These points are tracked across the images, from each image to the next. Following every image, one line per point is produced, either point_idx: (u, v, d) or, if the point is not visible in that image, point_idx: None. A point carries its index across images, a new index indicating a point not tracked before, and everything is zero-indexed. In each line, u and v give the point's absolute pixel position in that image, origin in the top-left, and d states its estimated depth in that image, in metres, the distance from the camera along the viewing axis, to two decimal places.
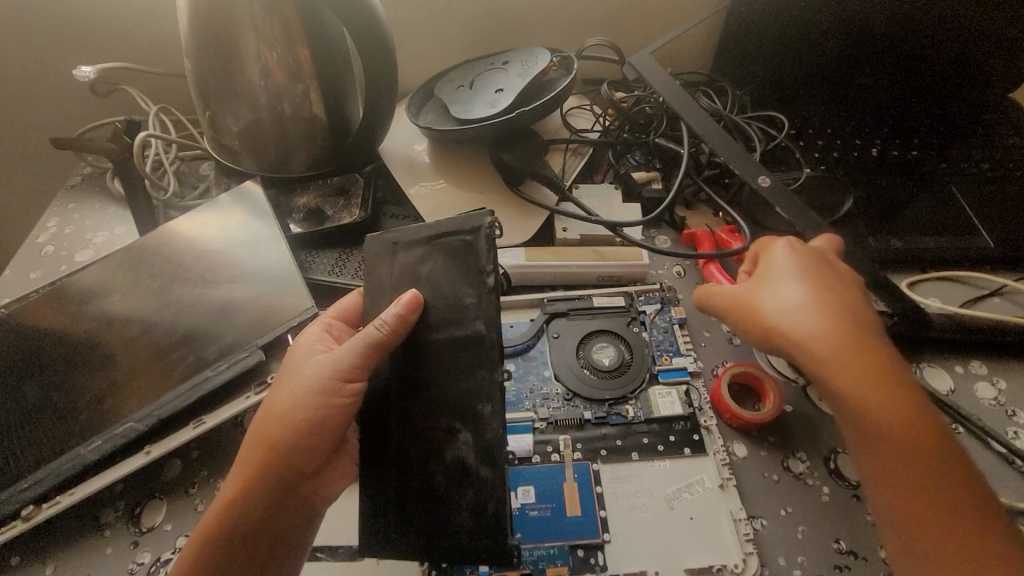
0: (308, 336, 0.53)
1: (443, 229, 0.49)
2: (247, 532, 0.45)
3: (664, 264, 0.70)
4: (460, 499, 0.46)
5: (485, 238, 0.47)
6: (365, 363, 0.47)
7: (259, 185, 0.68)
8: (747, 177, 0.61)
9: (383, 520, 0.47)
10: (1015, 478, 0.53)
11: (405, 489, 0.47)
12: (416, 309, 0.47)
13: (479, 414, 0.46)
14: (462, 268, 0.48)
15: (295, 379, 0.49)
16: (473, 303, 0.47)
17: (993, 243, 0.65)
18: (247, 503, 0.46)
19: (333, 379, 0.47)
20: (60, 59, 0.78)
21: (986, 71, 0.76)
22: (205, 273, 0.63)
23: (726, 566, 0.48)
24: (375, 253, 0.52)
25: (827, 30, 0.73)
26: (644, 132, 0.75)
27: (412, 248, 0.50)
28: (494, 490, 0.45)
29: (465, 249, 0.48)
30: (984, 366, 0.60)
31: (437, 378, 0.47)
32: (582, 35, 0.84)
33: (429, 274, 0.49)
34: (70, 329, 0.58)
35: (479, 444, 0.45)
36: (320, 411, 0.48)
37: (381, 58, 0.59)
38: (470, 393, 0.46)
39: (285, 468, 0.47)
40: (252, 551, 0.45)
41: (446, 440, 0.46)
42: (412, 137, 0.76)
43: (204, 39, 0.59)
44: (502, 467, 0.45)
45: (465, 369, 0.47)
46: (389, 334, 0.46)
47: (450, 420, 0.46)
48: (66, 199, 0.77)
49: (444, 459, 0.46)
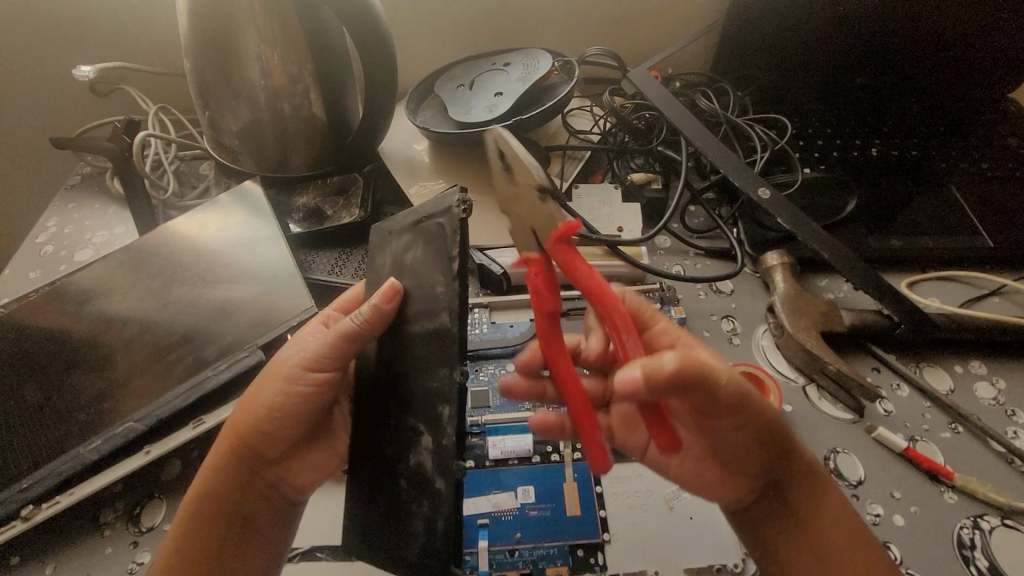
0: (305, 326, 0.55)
1: (424, 210, 0.47)
2: (218, 514, 0.47)
3: (665, 262, 0.70)
4: (418, 507, 0.44)
5: (452, 218, 0.44)
6: (338, 352, 0.49)
7: (259, 185, 0.68)
8: (748, 190, 0.62)
9: (365, 522, 0.47)
10: (1015, 479, 0.53)
11: (378, 486, 0.47)
12: (393, 299, 0.46)
13: (438, 417, 0.43)
14: (435, 251, 0.45)
15: (269, 367, 0.51)
16: (443, 291, 0.44)
17: (994, 243, 0.65)
18: (217, 485, 0.48)
19: (300, 368, 0.49)
20: (59, 59, 0.78)
21: (988, 70, 0.75)
22: (205, 273, 0.63)
23: (725, 566, 0.48)
24: (374, 242, 0.52)
25: (825, 32, 0.73)
26: (646, 140, 0.74)
27: (401, 237, 0.49)
28: (446, 502, 0.42)
29: (438, 232, 0.45)
30: (984, 366, 0.60)
31: (408, 373, 0.46)
32: (582, 34, 0.84)
33: (411, 262, 0.47)
34: (69, 329, 0.58)
35: (438, 454, 0.43)
36: (287, 398, 0.50)
37: (382, 58, 0.59)
38: (432, 393, 0.44)
39: (248, 451, 0.49)
40: (221, 530, 0.47)
41: (412, 442, 0.45)
42: (411, 137, 0.76)
43: (205, 38, 0.59)
44: (453, 477, 0.42)
45: (432, 365, 0.44)
46: (364, 324, 0.47)
47: (417, 422, 0.45)
48: (66, 199, 0.77)
49: (408, 462, 0.45)
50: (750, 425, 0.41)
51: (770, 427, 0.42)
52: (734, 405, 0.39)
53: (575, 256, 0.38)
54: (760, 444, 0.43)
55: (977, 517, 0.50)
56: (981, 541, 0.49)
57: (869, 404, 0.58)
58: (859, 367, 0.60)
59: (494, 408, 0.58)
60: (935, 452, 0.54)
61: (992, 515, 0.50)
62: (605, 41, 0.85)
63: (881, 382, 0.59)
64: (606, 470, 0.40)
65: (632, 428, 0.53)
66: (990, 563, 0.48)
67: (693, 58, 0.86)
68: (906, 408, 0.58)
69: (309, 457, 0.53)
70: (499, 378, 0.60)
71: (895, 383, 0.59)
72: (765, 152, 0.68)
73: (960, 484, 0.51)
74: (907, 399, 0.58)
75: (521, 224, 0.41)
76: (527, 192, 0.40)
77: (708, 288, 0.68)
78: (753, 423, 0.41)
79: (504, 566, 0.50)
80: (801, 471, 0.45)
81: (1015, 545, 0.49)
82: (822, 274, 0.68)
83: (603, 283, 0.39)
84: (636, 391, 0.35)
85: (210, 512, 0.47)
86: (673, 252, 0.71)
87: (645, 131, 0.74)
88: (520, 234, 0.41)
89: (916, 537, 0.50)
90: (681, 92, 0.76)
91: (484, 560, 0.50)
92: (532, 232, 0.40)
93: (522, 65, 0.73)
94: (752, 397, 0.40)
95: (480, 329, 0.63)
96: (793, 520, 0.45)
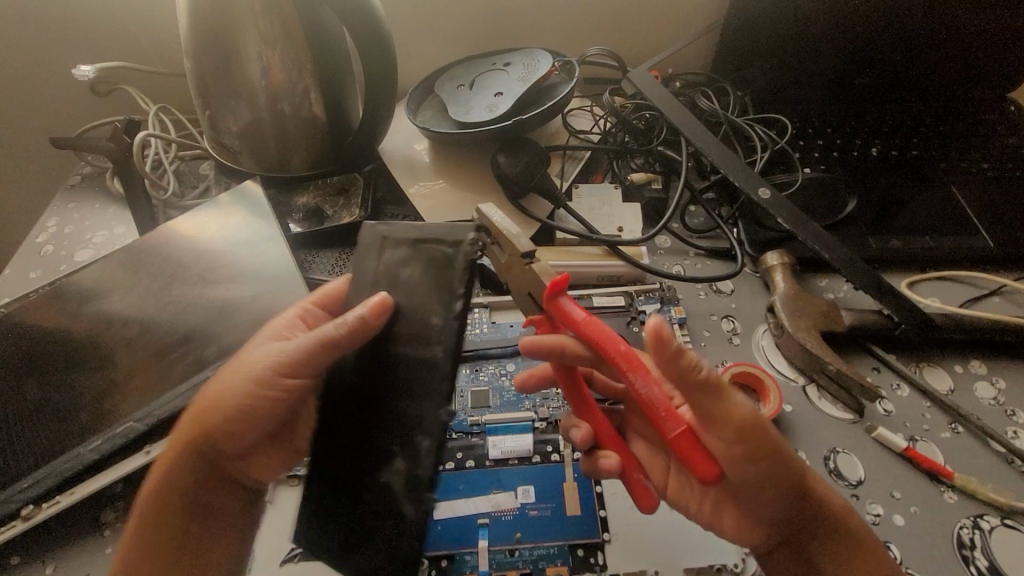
0: (280, 319, 0.53)
1: (430, 233, 0.47)
2: (176, 503, 0.47)
3: (665, 262, 0.70)
4: (380, 525, 0.43)
5: (464, 256, 0.44)
6: (314, 358, 0.47)
7: (259, 185, 0.68)
8: (748, 189, 0.62)
9: (320, 524, 0.45)
10: (1015, 478, 0.53)
11: (338, 498, 0.45)
12: (382, 313, 0.45)
13: (417, 444, 0.42)
14: (437, 281, 0.45)
15: (242, 362, 0.50)
16: (439, 324, 0.44)
17: (994, 242, 0.65)
18: (176, 479, 0.47)
19: (274, 372, 0.48)
20: (59, 59, 0.78)
21: (987, 70, 0.76)
22: (205, 273, 0.63)
23: (726, 566, 0.48)
24: (365, 244, 0.50)
25: (825, 31, 0.73)
26: (646, 140, 0.74)
27: (398, 248, 0.48)
28: (412, 528, 0.42)
29: (445, 262, 0.45)
30: (984, 366, 0.60)
31: (390, 390, 0.44)
32: (580, 34, 0.83)
33: (406, 279, 0.47)
34: (69, 328, 0.58)
35: (412, 479, 0.42)
36: (257, 397, 0.48)
37: (381, 57, 0.59)
38: (412, 421, 0.43)
39: (210, 447, 0.48)
40: (181, 522, 0.47)
41: (382, 460, 0.44)
42: (411, 137, 0.76)
43: (204, 38, 0.59)
44: (425, 505, 0.42)
45: (416, 391, 0.43)
46: (348, 333, 0.45)
47: (391, 441, 0.44)
48: (66, 199, 0.77)
49: (376, 480, 0.44)
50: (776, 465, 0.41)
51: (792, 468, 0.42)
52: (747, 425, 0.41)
53: (569, 306, 0.44)
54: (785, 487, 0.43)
55: (977, 517, 0.50)
56: (981, 542, 0.49)
57: (869, 404, 0.58)
58: (859, 367, 0.60)
59: (494, 408, 0.58)
60: (935, 452, 0.54)
61: (992, 515, 0.51)
62: (605, 41, 0.85)
63: (881, 382, 0.59)
64: (654, 509, 0.46)
65: (653, 461, 0.54)
66: (990, 563, 0.48)
67: (694, 58, 0.86)
68: (906, 408, 0.58)
69: (271, 456, 0.52)
70: (499, 378, 0.60)
71: (895, 382, 0.59)
72: (765, 152, 0.69)
73: (960, 483, 0.51)
74: (908, 398, 0.58)
75: (520, 290, 0.46)
76: (515, 259, 0.45)
77: (708, 288, 0.68)
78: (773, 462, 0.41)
79: (504, 566, 0.50)
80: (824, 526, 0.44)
81: (1016, 545, 0.49)
82: (822, 275, 0.68)
83: (601, 323, 0.43)
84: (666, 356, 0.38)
85: (171, 503, 0.47)
86: (673, 252, 0.71)
87: (645, 131, 0.74)
88: (522, 299, 0.47)
89: (917, 537, 0.50)
90: (681, 92, 0.76)
91: (484, 560, 0.50)
92: (531, 296, 0.46)
93: (522, 66, 0.73)
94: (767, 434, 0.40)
95: (480, 329, 0.64)
96: (807, 563, 0.44)
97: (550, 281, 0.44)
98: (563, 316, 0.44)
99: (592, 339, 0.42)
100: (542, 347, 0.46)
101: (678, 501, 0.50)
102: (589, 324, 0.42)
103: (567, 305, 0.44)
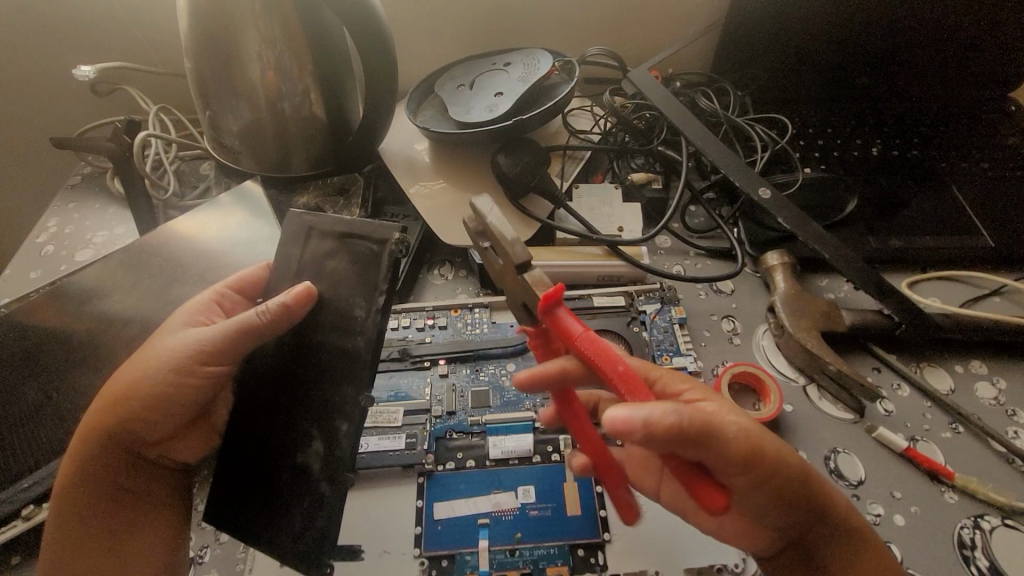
0: (194, 302, 0.53)
1: (357, 229, 0.49)
2: (93, 491, 0.47)
3: (665, 262, 0.70)
4: (295, 504, 0.46)
5: (390, 254, 0.48)
6: (233, 344, 0.48)
7: (260, 186, 0.69)
8: (748, 189, 0.62)
9: (228, 502, 0.47)
10: (1016, 478, 0.53)
11: (250, 479, 0.47)
12: (306, 302, 0.47)
13: (335, 431, 0.46)
14: (363, 276, 0.48)
15: (155, 347, 0.49)
16: (362, 316, 0.48)
17: (994, 242, 0.65)
18: (91, 469, 0.47)
19: (194, 360, 0.48)
20: (60, 60, 0.78)
21: (988, 69, 0.75)
22: (205, 272, 0.63)
23: (726, 566, 0.48)
24: (289, 232, 0.51)
25: (826, 31, 0.73)
26: (646, 140, 0.74)
27: (323, 241, 0.50)
28: (329, 505, 0.45)
29: (371, 258, 0.48)
30: (985, 366, 0.60)
31: (311, 377, 0.48)
32: (579, 35, 0.84)
33: (332, 272, 0.49)
34: (69, 328, 0.58)
35: (330, 460, 0.46)
36: (174, 383, 0.48)
37: (380, 57, 0.59)
38: (333, 407, 0.47)
39: (126, 437, 0.47)
40: (98, 510, 0.47)
41: (299, 442, 0.47)
42: (412, 137, 0.76)
43: (204, 39, 0.59)
44: (343, 483, 0.46)
45: (336, 380, 0.47)
46: (270, 320, 0.46)
47: (310, 426, 0.47)
48: (67, 199, 0.77)
49: (291, 460, 0.47)
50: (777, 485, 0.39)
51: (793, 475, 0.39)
52: (743, 456, 0.37)
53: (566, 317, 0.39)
54: (792, 498, 0.40)
55: (977, 517, 0.50)
56: (981, 542, 0.49)
57: (869, 404, 0.58)
58: (859, 367, 0.60)
59: (494, 408, 0.58)
60: (935, 452, 0.54)
61: (993, 515, 0.50)
62: (605, 41, 0.84)
63: (881, 382, 0.59)
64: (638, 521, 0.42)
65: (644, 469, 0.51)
66: (990, 563, 0.48)
67: (694, 58, 0.86)
68: (906, 407, 0.58)
69: (190, 436, 0.52)
70: (499, 377, 0.60)
71: (895, 383, 0.59)
72: (765, 152, 0.69)
73: (960, 483, 0.51)
74: (908, 399, 0.58)
75: (514, 298, 0.42)
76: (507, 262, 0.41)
77: (708, 288, 0.68)
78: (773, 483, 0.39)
79: (504, 566, 0.50)
80: (835, 526, 0.43)
81: (1017, 545, 0.49)
82: (823, 275, 0.68)
83: (602, 338, 0.39)
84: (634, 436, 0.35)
85: (87, 490, 0.46)
86: (672, 252, 0.71)
87: (645, 131, 0.74)
88: (516, 310, 0.42)
89: (917, 536, 0.50)
90: (681, 92, 0.76)
91: (484, 560, 0.50)
92: (524, 308, 0.41)
93: (522, 66, 0.73)
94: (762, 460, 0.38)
95: (480, 329, 0.63)
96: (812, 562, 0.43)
97: (546, 292, 0.39)
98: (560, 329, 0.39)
99: (587, 356, 0.38)
100: (545, 372, 0.42)
101: (674, 506, 0.49)
102: (579, 340, 0.38)
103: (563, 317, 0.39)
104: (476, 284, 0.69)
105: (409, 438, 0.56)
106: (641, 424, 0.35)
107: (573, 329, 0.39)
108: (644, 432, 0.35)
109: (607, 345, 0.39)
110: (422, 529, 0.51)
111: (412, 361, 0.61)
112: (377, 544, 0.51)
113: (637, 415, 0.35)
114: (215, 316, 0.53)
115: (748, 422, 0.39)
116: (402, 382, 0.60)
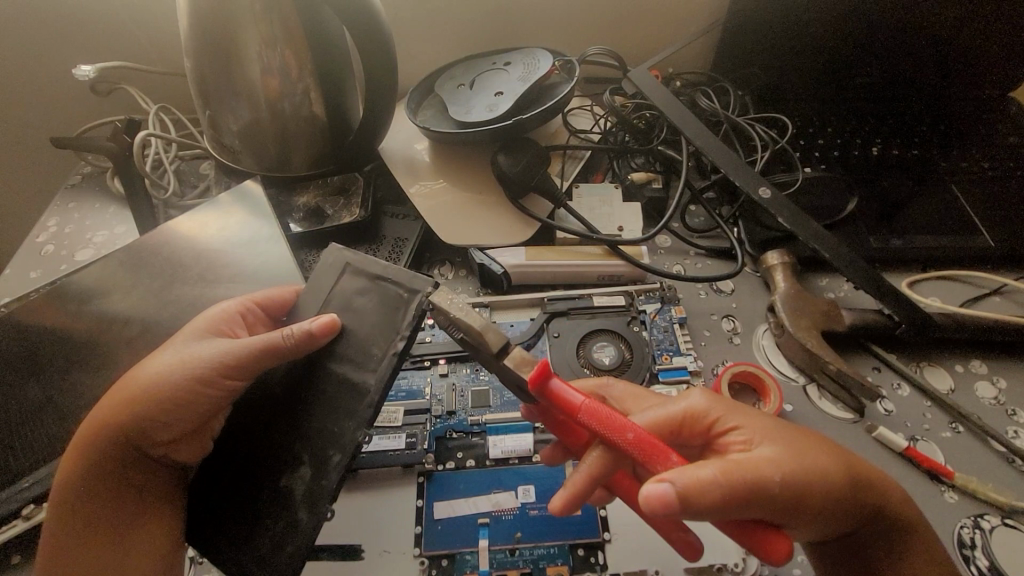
0: (219, 311, 0.54)
1: (391, 274, 0.51)
2: (89, 482, 0.46)
3: (665, 262, 0.70)
4: (268, 525, 0.45)
5: (416, 305, 0.48)
6: (251, 361, 0.48)
7: (259, 185, 0.68)
8: (748, 188, 0.62)
9: (205, 520, 0.46)
10: (1015, 477, 0.53)
11: (231, 490, 0.47)
12: (329, 333, 0.48)
13: (327, 461, 0.46)
14: (387, 318, 0.49)
15: (174, 351, 0.49)
16: (379, 355, 0.48)
17: (994, 242, 0.65)
18: (92, 457, 0.47)
19: (212, 371, 0.48)
20: (59, 59, 0.78)
21: (987, 70, 0.76)
22: (205, 272, 0.63)
23: (726, 566, 0.48)
24: (329, 263, 0.53)
25: (827, 31, 0.73)
26: (646, 140, 0.74)
27: (356, 278, 0.52)
28: (302, 533, 0.44)
29: (398, 304, 0.49)
30: (984, 365, 0.60)
31: (312, 405, 0.48)
32: (578, 35, 0.84)
33: (358, 306, 0.50)
34: (69, 328, 0.58)
35: (312, 489, 0.45)
36: (179, 387, 0.47)
37: (379, 56, 0.59)
38: (329, 436, 0.47)
39: (133, 433, 0.47)
40: (89, 502, 0.46)
41: (287, 465, 0.46)
42: (411, 137, 0.76)
43: (204, 37, 0.58)
44: (320, 518, 0.44)
45: (338, 413, 0.47)
46: (292, 345, 0.47)
47: (300, 451, 0.47)
48: (66, 199, 0.76)
49: (276, 482, 0.46)
50: (823, 517, 0.41)
51: (840, 496, 0.41)
52: (788, 500, 0.39)
53: (562, 388, 0.41)
54: (835, 526, 0.42)
55: (977, 517, 0.51)
56: (981, 541, 0.49)
57: (869, 404, 0.58)
58: (859, 367, 0.60)
59: (494, 408, 0.58)
60: (935, 452, 0.54)
61: (993, 515, 0.50)
62: (605, 40, 0.84)
63: (881, 382, 0.59)
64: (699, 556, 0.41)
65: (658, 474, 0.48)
66: (990, 563, 0.48)
67: (694, 57, 0.85)
68: (906, 407, 0.58)
69: (193, 442, 0.49)
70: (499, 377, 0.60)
71: (895, 383, 0.59)
72: (765, 152, 0.69)
73: (960, 483, 0.51)
74: (908, 398, 0.58)
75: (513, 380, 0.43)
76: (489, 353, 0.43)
77: (708, 288, 0.68)
78: (819, 517, 0.41)
79: (504, 566, 0.50)
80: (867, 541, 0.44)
81: (1017, 545, 0.49)
82: (822, 275, 0.68)
83: (603, 406, 0.40)
84: (673, 512, 0.36)
85: (83, 480, 0.46)
86: (672, 252, 0.71)
87: (645, 132, 0.74)
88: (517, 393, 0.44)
89: None
90: (681, 92, 0.76)
91: (484, 560, 0.50)
92: (520, 389, 0.43)
93: (522, 65, 0.72)
94: (810, 499, 0.40)
95: None
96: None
97: (534, 371, 0.40)
98: (558, 402, 0.41)
99: (585, 421, 0.40)
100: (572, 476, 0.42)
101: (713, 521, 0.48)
102: (569, 405, 0.40)
103: (554, 386, 0.41)
104: (476, 284, 0.69)
105: (409, 438, 0.55)
106: (679, 497, 0.35)
107: (563, 397, 0.40)
108: (683, 505, 0.36)
109: (610, 412, 0.40)
110: (422, 529, 0.51)
111: (412, 361, 0.61)
112: (377, 543, 0.51)
113: (671, 485, 0.36)
114: (238, 330, 0.53)
115: (782, 457, 0.41)
116: (403, 381, 0.60)
